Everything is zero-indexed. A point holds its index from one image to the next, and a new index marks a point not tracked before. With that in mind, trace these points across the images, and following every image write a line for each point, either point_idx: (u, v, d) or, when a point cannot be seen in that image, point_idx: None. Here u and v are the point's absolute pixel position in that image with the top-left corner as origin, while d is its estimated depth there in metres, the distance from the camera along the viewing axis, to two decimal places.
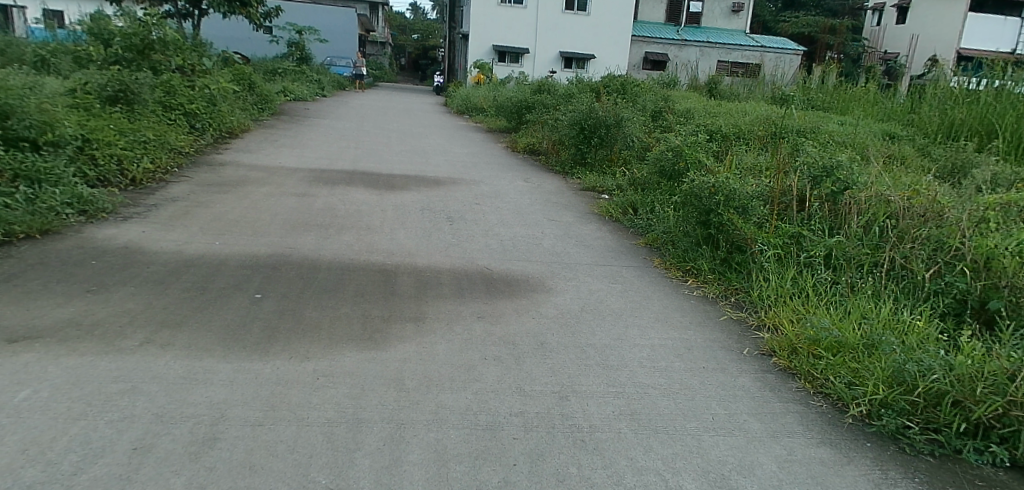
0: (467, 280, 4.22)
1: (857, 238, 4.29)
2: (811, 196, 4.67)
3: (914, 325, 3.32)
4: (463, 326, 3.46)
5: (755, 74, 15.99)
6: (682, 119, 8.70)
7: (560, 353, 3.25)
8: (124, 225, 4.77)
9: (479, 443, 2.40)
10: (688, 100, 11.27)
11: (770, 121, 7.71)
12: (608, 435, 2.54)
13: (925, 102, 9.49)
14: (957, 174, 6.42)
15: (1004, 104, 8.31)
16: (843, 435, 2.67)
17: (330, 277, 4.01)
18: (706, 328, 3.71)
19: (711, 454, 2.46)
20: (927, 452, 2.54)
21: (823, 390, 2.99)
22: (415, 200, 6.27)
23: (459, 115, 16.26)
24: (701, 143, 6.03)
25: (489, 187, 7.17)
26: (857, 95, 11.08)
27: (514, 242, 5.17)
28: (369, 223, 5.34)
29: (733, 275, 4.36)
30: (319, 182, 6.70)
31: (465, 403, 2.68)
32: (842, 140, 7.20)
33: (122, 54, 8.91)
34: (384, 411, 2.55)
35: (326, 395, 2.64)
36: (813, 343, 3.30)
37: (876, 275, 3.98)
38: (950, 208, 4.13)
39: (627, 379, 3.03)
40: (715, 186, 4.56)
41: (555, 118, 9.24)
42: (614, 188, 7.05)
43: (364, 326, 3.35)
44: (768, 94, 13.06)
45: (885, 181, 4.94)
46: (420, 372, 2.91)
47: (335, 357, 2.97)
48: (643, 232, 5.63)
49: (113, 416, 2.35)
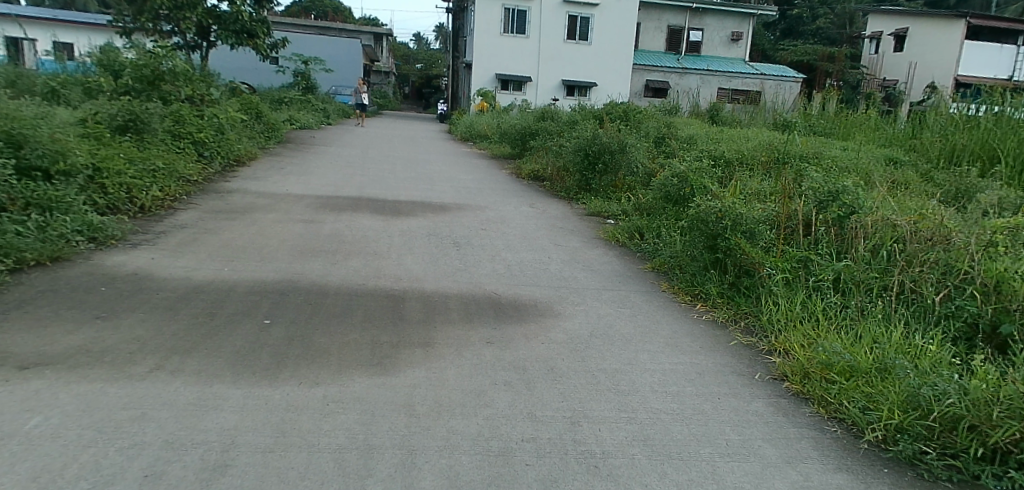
0: (476, 304, 4.22)
1: (865, 262, 4.28)
2: (816, 220, 4.68)
3: (926, 349, 3.30)
4: (473, 352, 3.45)
5: (755, 101, 16.23)
6: (685, 146, 8.78)
7: (571, 377, 3.24)
8: (134, 252, 4.80)
9: (491, 469, 2.38)
10: (690, 127, 11.35)
11: (772, 148, 7.76)
12: (622, 461, 2.52)
13: (926, 129, 9.58)
14: (962, 198, 6.44)
15: (1005, 130, 8.36)
16: (859, 460, 2.65)
17: (338, 303, 4.01)
18: (716, 353, 3.69)
19: (726, 480, 2.44)
20: (945, 478, 2.52)
21: (837, 414, 2.98)
22: (420, 227, 6.28)
23: (461, 142, 16.43)
24: (706, 169, 6.11)
25: (495, 213, 7.20)
26: (858, 121, 11.18)
27: (521, 266, 5.20)
28: (376, 249, 5.37)
29: (742, 299, 4.36)
30: (325, 209, 6.74)
31: (476, 429, 2.66)
32: (844, 166, 7.24)
33: (132, 85, 9.03)
34: (395, 438, 2.54)
35: (335, 421, 2.62)
36: (825, 367, 3.29)
37: (886, 299, 3.95)
38: (956, 233, 4.13)
39: (639, 404, 3.02)
40: (722, 211, 4.59)
41: (559, 145, 9.35)
42: (619, 213, 7.09)
43: (374, 352, 3.34)
44: (769, 121, 13.23)
45: (892, 206, 4.94)
46: (431, 398, 2.90)
47: (345, 383, 2.96)
48: (650, 257, 5.64)
49: (124, 444, 2.34)
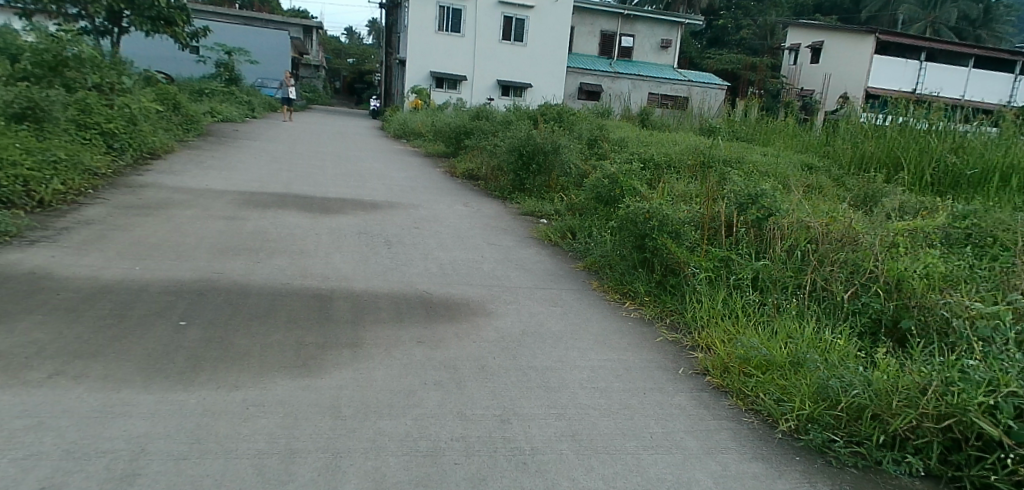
0: (406, 304, 4.16)
1: (781, 261, 4.50)
2: (738, 222, 4.88)
3: (835, 343, 3.50)
4: (402, 352, 3.39)
5: (683, 106, 16.81)
6: (617, 148, 8.98)
7: (501, 376, 3.24)
8: (32, 250, 4.45)
9: (419, 469, 2.35)
10: (621, 130, 11.62)
11: (698, 152, 8.05)
12: (551, 457, 2.54)
13: (838, 137, 10.19)
14: (868, 202, 6.89)
15: (907, 139, 9.00)
16: (774, 450, 2.78)
17: (260, 303, 3.85)
18: (643, 350, 3.79)
19: (651, 472, 2.50)
20: (850, 464, 2.69)
21: (754, 406, 3.12)
22: (349, 225, 6.13)
23: (394, 139, 16.18)
24: (636, 171, 6.28)
25: (427, 211, 7.12)
26: (777, 127, 11.77)
27: (453, 265, 5.16)
28: (302, 247, 5.20)
29: (668, 297, 4.50)
30: (248, 205, 6.47)
31: (404, 429, 2.62)
32: (765, 170, 7.60)
33: (31, 70, 8.37)
34: (319, 441, 2.46)
35: (256, 426, 2.52)
36: (744, 361, 3.44)
37: (800, 297, 4.17)
38: (862, 234, 4.40)
39: (568, 400, 3.06)
40: (650, 212, 4.73)
41: (494, 144, 9.35)
42: (552, 213, 7.16)
43: (298, 354, 3.22)
44: (696, 126, 13.72)
45: (806, 209, 5.22)
46: (358, 399, 2.83)
47: (267, 386, 2.85)
48: (582, 256, 5.73)
49: (17, 455, 2.16)
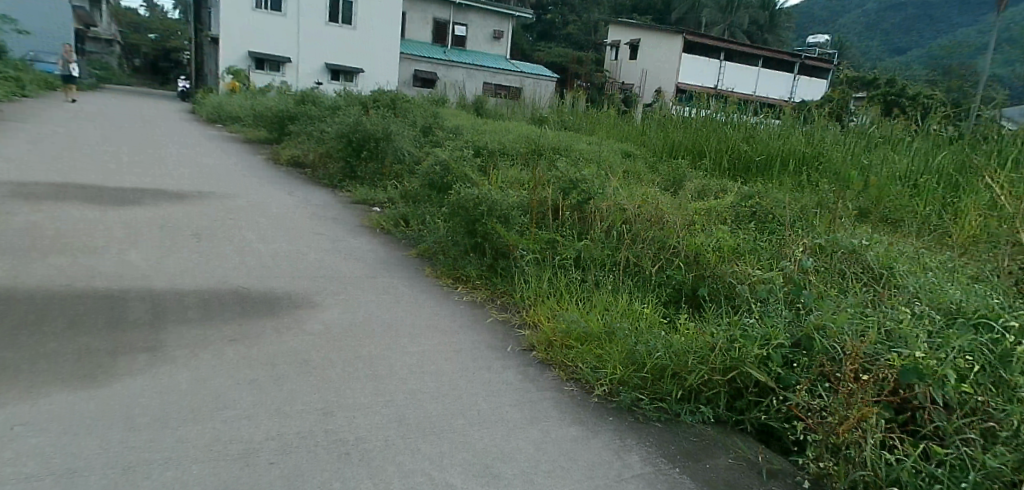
0: (220, 301, 3.83)
1: (601, 241, 4.82)
2: (562, 205, 5.14)
3: (644, 312, 3.84)
4: (213, 352, 3.13)
5: (517, 96, 17.33)
6: (451, 135, 9.02)
7: (325, 368, 3.12)
8: None
9: (228, 474, 2.19)
10: (455, 118, 11.68)
11: (528, 140, 8.37)
12: (376, 444, 2.50)
13: (652, 127, 11.15)
14: (676, 185, 7.64)
15: (707, 129, 10.10)
16: (590, 413, 2.99)
17: (33, 310, 3.33)
18: (473, 331, 3.86)
19: (475, 446, 2.57)
20: (655, 418, 2.99)
21: (574, 376, 3.33)
22: (152, 218, 5.50)
23: (210, 124, 14.77)
24: (467, 158, 6.35)
25: (248, 202, 6.61)
26: (601, 118, 12.59)
27: (277, 258, 4.85)
28: (91, 244, 4.56)
29: (498, 280, 4.63)
30: (18, 198, 5.53)
31: (212, 433, 2.42)
32: (588, 157, 8.09)
33: None
34: (107, 457, 2.19)
35: (24, 449, 2.18)
36: (566, 334, 3.64)
37: (616, 272, 4.51)
38: (668, 215, 4.85)
39: (396, 386, 3.03)
40: (479, 198, 4.82)
41: (322, 131, 8.92)
42: (386, 201, 7.02)
43: (83, 364, 2.83)
44: (528, 115, 14.23)
45: (623, 193, 5.63)
46: (158, 406, 2.56)
47: (39, 402, 2.47)
48: (415, 243, 5.69)
49: None
